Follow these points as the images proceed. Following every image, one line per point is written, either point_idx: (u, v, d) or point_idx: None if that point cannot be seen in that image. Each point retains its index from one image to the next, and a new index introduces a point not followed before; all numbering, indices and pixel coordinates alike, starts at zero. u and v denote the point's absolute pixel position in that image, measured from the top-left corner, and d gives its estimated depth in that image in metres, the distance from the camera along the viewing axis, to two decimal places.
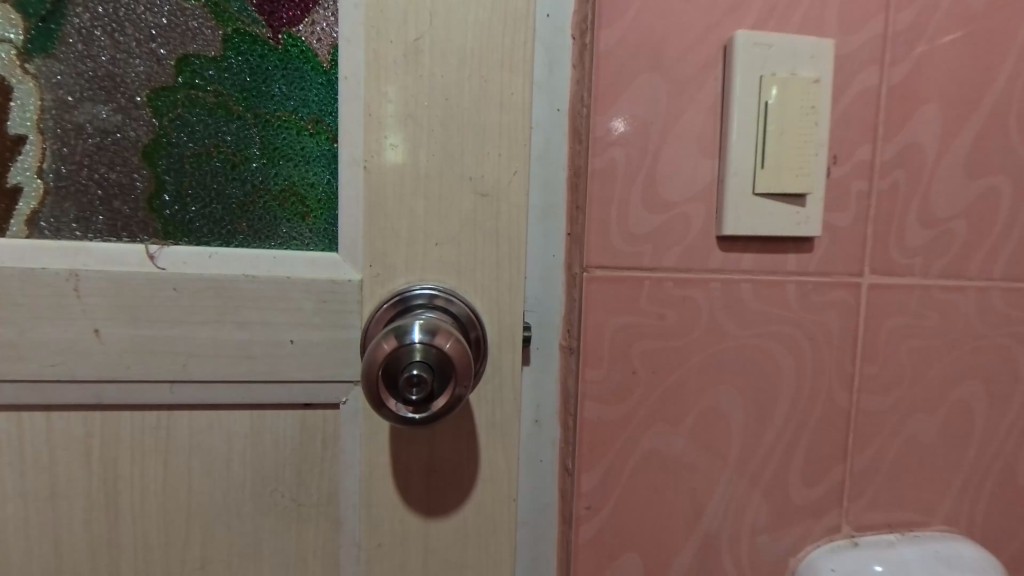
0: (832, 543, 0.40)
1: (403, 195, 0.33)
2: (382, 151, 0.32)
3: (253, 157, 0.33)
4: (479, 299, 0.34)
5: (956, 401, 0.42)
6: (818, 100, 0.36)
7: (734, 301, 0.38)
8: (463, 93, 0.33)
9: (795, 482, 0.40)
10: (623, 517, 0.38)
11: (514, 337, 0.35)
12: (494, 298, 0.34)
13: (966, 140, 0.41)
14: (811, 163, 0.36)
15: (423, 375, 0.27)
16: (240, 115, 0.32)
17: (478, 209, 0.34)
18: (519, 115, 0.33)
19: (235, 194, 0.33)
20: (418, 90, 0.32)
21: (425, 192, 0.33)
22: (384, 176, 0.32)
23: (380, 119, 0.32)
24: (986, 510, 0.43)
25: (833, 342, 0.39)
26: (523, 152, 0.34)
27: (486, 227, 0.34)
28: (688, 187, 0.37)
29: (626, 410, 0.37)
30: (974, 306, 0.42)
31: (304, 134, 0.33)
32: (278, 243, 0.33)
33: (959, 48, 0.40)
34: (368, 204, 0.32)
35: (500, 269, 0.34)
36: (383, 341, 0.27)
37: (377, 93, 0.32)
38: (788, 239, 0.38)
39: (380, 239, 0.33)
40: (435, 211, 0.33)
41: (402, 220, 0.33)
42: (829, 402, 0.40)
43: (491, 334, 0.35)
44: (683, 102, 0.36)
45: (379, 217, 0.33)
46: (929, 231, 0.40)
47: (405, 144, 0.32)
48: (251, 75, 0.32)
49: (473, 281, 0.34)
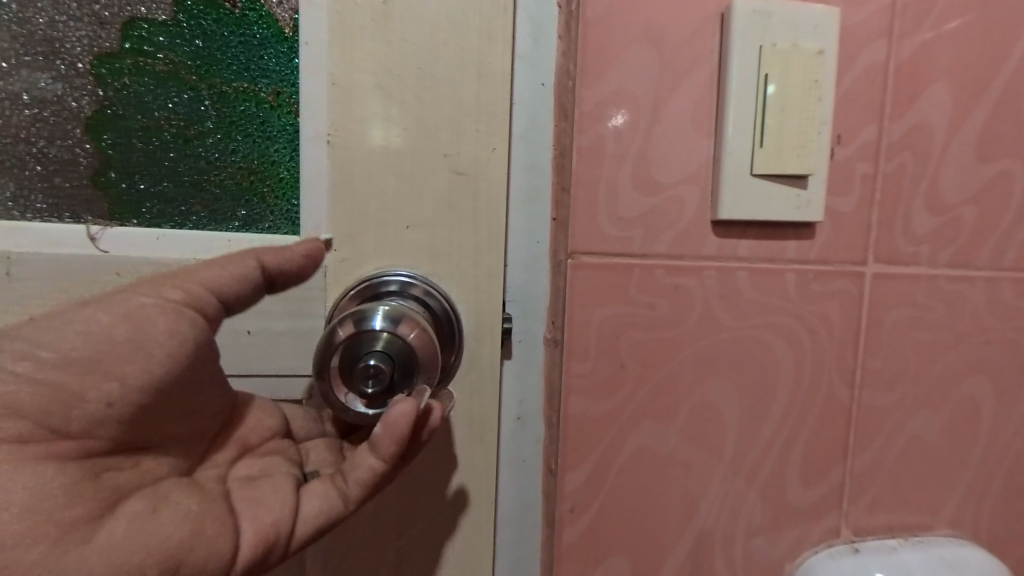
0: (832, 547, 0.38)
1: (372, 174, 0.30)
2: (349, 125, 0.30)
3: (209, 131, 0.30)
4: (456, 286, 0.32)
5: (963, 398, 0.40)
6: (822, 74, 0.33)
7: (729, 290, 0.36)
8: (438, 62, 0.30)
9: (793, 482, 0.38)
10: (609, 520, 0.36)
11: (494, 327, 0.33)
12: (472, 286, 0.32)
13: (977, 120, 0.38)
14: (814, 142, 0.34)
15: (382, 366, 0.24)
16: (193, 85, 0.30)
17: (455, 189, 0.31)
18: (498, 87, 0.31)
19: (189, 172, 0.30)
20: (389, 59, 0.30)
21: (397, 170, 0.30)
22: (353, 153, 0.30)
23: (346, 90, 0.29)
24: (992, 512, 0.41)
25: (834, 335, 0.37)
26: (504, 127, 0.31)
27: (464, 210, 0.31)
28: (681, 167, 0.34)
29: (614, 407, 0.35)
30: (983, 298, 0.40)
31: (264, 107, 0.30)
32: (238, 226, 0.31)
33: (973, 23, 0.37)
34: (333, 183, 0.30)
35: (479, 255, 0.32)
36: (341, 327, 0.25)
37: (344, 60, 0.29)
38: (788, 224, 0.35)
39: (347, 222, 0.30)
40: (409, 191, 0.31)
41: (371, 200, 0.30)
42: (829, 398, 0.37)
43: (469, 325, 0.32)
44: (677, 76, 0.34)
45: (345, 197, 0.30)
46: (936, 218, 0.38)
47: (375, 118, 0.30)
48: (205, 41, 0.30)
49: (450, 267, 0.32)
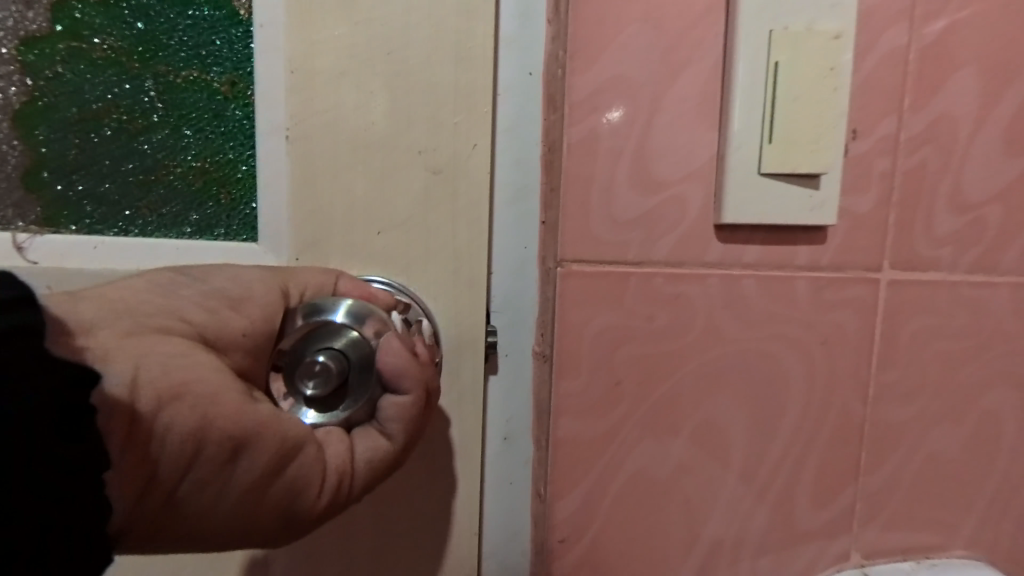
0: (840, 573, 0.36)
1: (337, 170, 0.27)
2: (309, 117, 0.27)
3: (154, 125, 0.27)
4: (434, 297, 0.29)
5: (983, 412, 0.37)
6: (839, 60, 0.30)
7: (734, 299, 0.33)
8: (410, 45, 0.27)
9: (801, 503, 0.35)
10: (603, 547, 0.33)
11: (476, 342, 0.30)
12: (452, 296, 0.29)
13: (1005, 112, 0.35)
14: (829, 136, 0.30)
15: (329, 364, 0.24)
16: (136, 73, 0.26)
17: (430, 188, 0.28)
18: (477, 73, 0.28)
19: (134, 171, 0.27)
20: (353, 41, 0.26)
21: (364, 167, 0.27)
22: (315, 148, 0.27)
23: (306, 78, 0.26)
24: (1013, 533, 0.39)
25: (847, 346, 0.34)
26: (486, 119, 0.28)
27: (439, 211, 0.28)
28: (682, 165, 0.31)
29: (608, 426, 0.32)
30: (1008, 305, 0.37)
31: (217, 98, 0.27)
32: (190, 232, 0.28)
33: (1003, 5, 0.34)
34: (293, 182, 0.27)
35: (458, 261, 0.29)
36: (299, 319, 0.25)
37: (303, 42, 0.26)
38: (798, 227, 0.32)
39: (310, 226, 0.27)
40: (377, 191, 0.28)
41: (336, 201, 0.27)
42: (841, 414, 0.35)
43: (449, 339, 0.30)
44: (677, 64, 0.30)
45: (307, 198, 0.27)
46: (959, 219, 0.35)
47: (338, 108, 0.27)
48: (148, 23, 0.26)
49: (426, 275, 0.29)
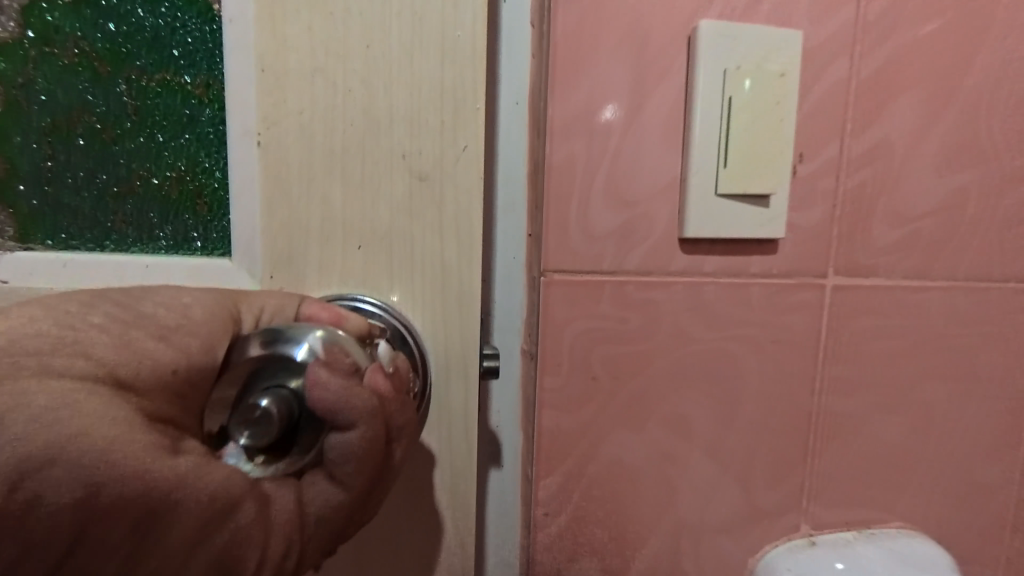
0: (790, 542, 0.40)
1: (311, 179, 0.30)
2: (280, 117, 0.29)
3: (151, 141, 0.30)
4: (415, 310, 0.32)
5: (918, 401, 0.42)
6: (785, 95, 0.34)
7: (697, 304, 0.37)
8: (383, 62, 0.29)
9: (756, 482, 0.39)
10: (581, 522, 0.38)
11: (460, 365, 0.32)
12: (431, 305, 0.32)
13: (938, 136, 0.39)
14: (777, 161, 0.35)
15: (272, 408, 0.23)
16: (132, 91, 0.30)
17: (404, 199, 0.30)
18: (458, 80, 0.30)
19: (134, 182, 0.30)
20: (330, 54, 0.29)
21: (337, 176, 0.30)
22: (286, 143, 0.29)
23: (276, 75, 0.28)
24: (941, 506, 0.44)
25: (797, 344, 0.39)
26: (456, 133, 0.31)
27: (420, 211, 0.31)
28: (650, 186, 0.35)
29: (586, 417, 0.36)
30: (939, 306, 0.42)
31: (204, 110, 0.30)
32: (183, 243, 0.31)
33: (934, 41, 0.38)
34: (272, 190, 0.30)
35: (439, 259, 0.32)
36: (253, 346, 0.24)
37: (281, 57, 0.28)
38: (753, 240, 0.37)
39: (288, 234, 0.30)
40: (349, 187, 0.30)
41: (313, 210, 0.30)
42: (792, 404, 0.39)
43: (432, 357, 0.32)
44: (646, 96, 0.34)
45: (285, 207, 0.30)
46: (896, 230, 0.40)
47: (311, 120, 0.29)
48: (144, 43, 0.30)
49: (403, 271, 0.31)
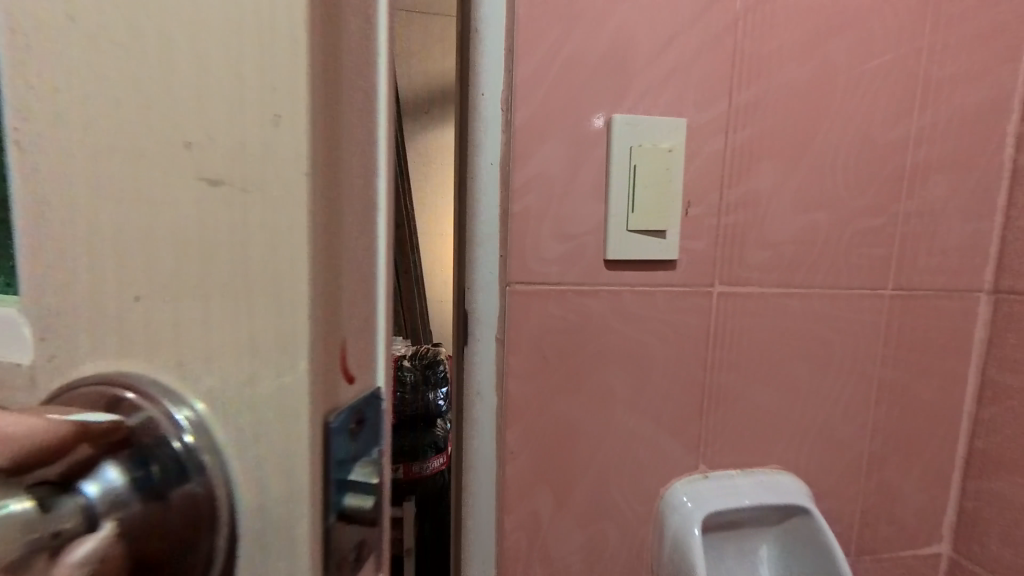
0: (690, 477, 0.56)
1: (78, 188, 0.19)
2: (33, 86, 0.18)
3: None
4: (235, 409, 0.19)
5: (785, 376, 0.58)
6: (672, 164, 0.51)
7: (619, 305, 0.52)
8: None
9: (664, 433, 0.55)
10: (537, 460, 0.53)
11: (290, 523, 0.19)
12: (253, 404, 0.19)
13: (792, 186, 0.55)
14: (669, 208, 0.51)
15: None
16: None
17: (210, 219, 0.18)
18: (278, 5, 0.17)
19: None
20: None
21: (110, 182, 0.18)
22: (39, 131, 0.18)
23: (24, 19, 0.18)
24: (805, 454, 0.60)
25: (692, 333, 0.54)
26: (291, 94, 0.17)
27: (214, 238, 0.18)
28: (584, 224, 0.51)
29: (540, 384, 0.52)
30: (799, 307, 0.57)
31: None
32: None
33: (788, 120, 0.54)
34: (33, 208, 0.19)
35: (254, 325, 0.18)
36: None
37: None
38: (657, 261, 0.52)
39: (55, 278, 0.19)
40: (124, 197, 0.18)
41: (84, 238, 0.19)
42: (689, 377, 0.55)
43: (256, 498, 0.19)
44: (580, 163, 0.50)
45: (51, 235, 0.19)
46: (764, 253, 0.56)
47: (72, 89, 0.18)
48: None
49: (198, 343, 0.19)
